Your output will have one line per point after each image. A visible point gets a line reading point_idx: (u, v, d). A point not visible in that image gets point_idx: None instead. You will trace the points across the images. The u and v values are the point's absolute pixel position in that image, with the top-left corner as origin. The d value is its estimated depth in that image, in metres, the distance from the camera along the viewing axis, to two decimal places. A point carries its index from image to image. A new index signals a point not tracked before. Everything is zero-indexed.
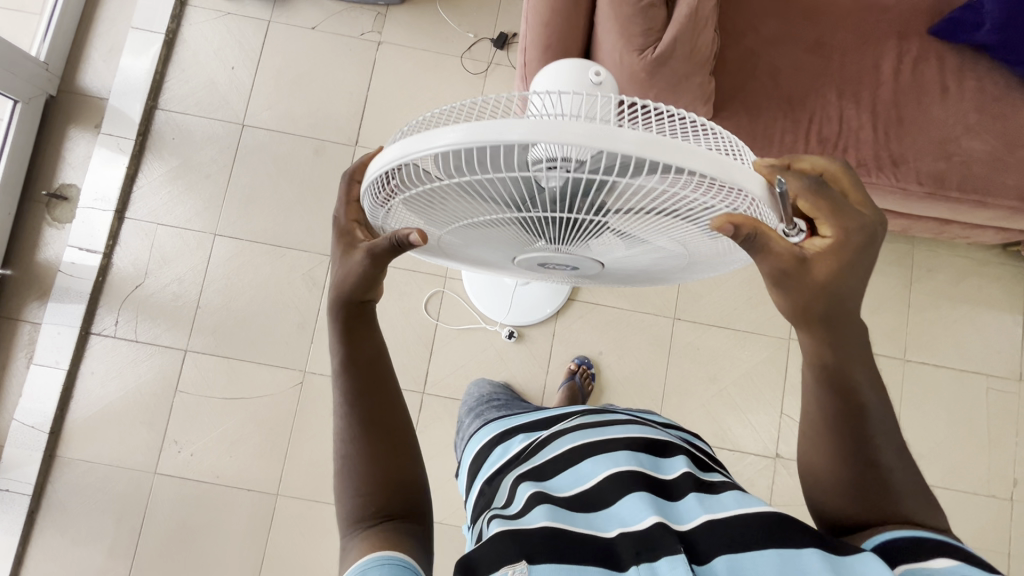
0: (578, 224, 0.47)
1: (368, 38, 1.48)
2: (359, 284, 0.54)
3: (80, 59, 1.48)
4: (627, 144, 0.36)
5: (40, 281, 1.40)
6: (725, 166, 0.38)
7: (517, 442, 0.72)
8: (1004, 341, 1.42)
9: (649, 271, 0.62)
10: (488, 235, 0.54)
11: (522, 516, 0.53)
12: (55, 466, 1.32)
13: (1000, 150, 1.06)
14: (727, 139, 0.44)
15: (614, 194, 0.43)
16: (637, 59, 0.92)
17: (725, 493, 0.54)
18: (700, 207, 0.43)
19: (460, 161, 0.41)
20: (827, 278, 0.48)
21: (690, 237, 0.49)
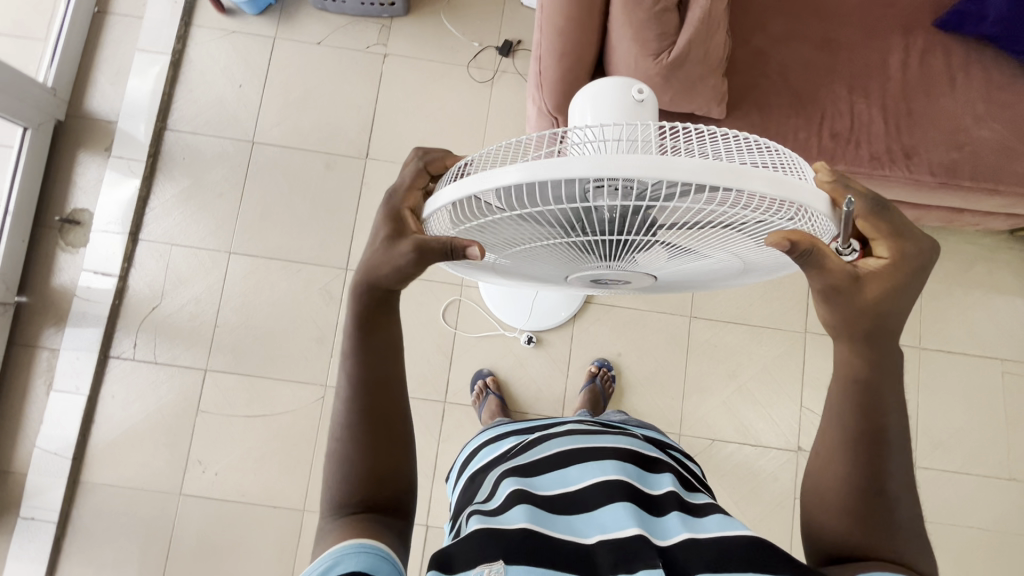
0: (632, 244, 0.48)
1: (374, 51, 1.49)
2: (396, 274, 0.53)
3: (86, 83, 1.48)
4: (684, 171, 0.37)
5: (56, 306, 1.40)
6: (781, 183, 0.39)
7: (506, 442, 0.77)
8: (1015, 325, 1.44)
9: (696, 278, 0.62)
10: (540, 257, 0.55)
11: (501, 513, 0.57)
12: (79, 492, 1.32)
13: (1010, 138, 1.08)
14: (783, 154, 0.44)
15: (669, 216, 0.43)
16: (652, 64, 0.93)
17: (708, 516, 0.58)
18: (755, 223, 0.44)
19: (516, 196, 0.42)
20: (877, 297, 0.50)
21: (741, 247, 0.50)
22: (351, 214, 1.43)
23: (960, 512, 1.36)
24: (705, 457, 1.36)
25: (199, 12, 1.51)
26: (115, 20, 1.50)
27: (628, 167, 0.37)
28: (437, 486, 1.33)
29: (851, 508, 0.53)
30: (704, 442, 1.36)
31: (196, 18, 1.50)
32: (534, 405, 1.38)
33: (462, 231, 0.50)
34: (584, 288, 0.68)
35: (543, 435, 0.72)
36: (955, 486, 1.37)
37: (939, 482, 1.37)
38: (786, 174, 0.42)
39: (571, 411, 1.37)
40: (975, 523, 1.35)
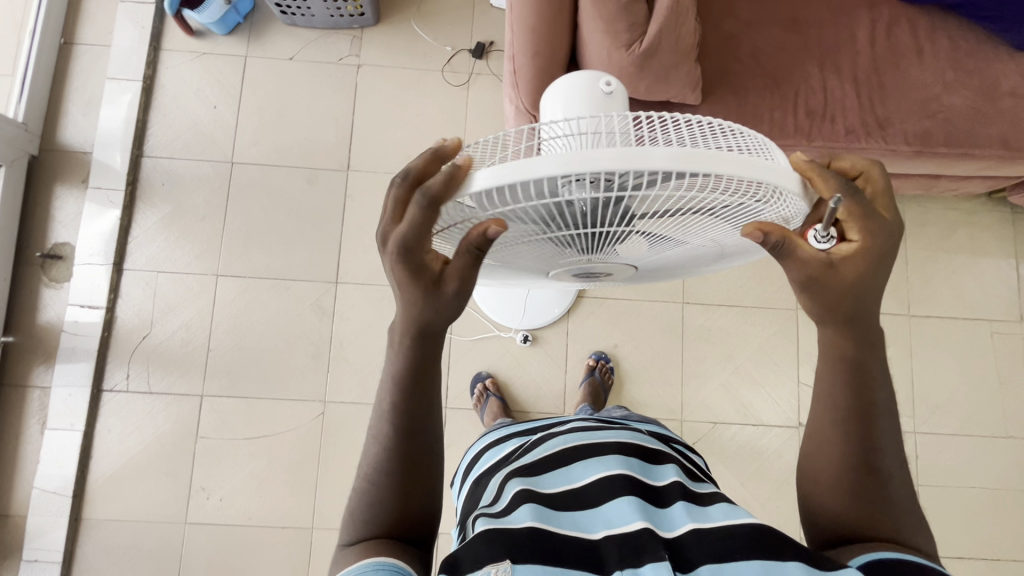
0: (611, 237, 0.49)
1: (347, 62, 1.49)
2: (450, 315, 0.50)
3: (57, 116, 1.46)
4: (654, 160, 0.38)
5: (44, 344, 1.38)
6: (750, 165, 0.40)
7: (508, 444, 0.78)
8: (1001, 286, 1.46)
9: (678, 265, 0.63)
10: (521, 255, 0.55)
11: (508, 513, 0.57)
12: (82, 529, 1.30)
13: (979, 102, 1.10)
14: (749, 136, 0.45)
15: (644, 206, 0.44)
16: (625, 55, 0.94)
17: (713, 505, 0.59)
18: (728, 205, 0.45)
19: (492, 197, 0.42)
20: (852, 281, 0.50)
21: (719, 231, 0.51)
22: (337, 227, 1.42)
23: (961, 474, 1.38)
24: (708, 441, 1.37)
25: (167, 36, 1.49)
26: (82, 50, 1.48)
27: (599, 160, 0.37)
28: (445, 492, 1.32)
29: (843, 482, 0.55)
30: (706, 426, 1.37)
31: (164, 42, 1.49)
32: (536, 403, 1.38)
33: (441, 235, 0.51)
34: (568, 282, 0.69)
35: (545, 435, 0.72)
36: (955, 448, 1.39)
37: (938, 446, 1.39)
38: (754, 156, 0.43)
39: (572, 407, 1.37)
40: (976, 483, 1.38)
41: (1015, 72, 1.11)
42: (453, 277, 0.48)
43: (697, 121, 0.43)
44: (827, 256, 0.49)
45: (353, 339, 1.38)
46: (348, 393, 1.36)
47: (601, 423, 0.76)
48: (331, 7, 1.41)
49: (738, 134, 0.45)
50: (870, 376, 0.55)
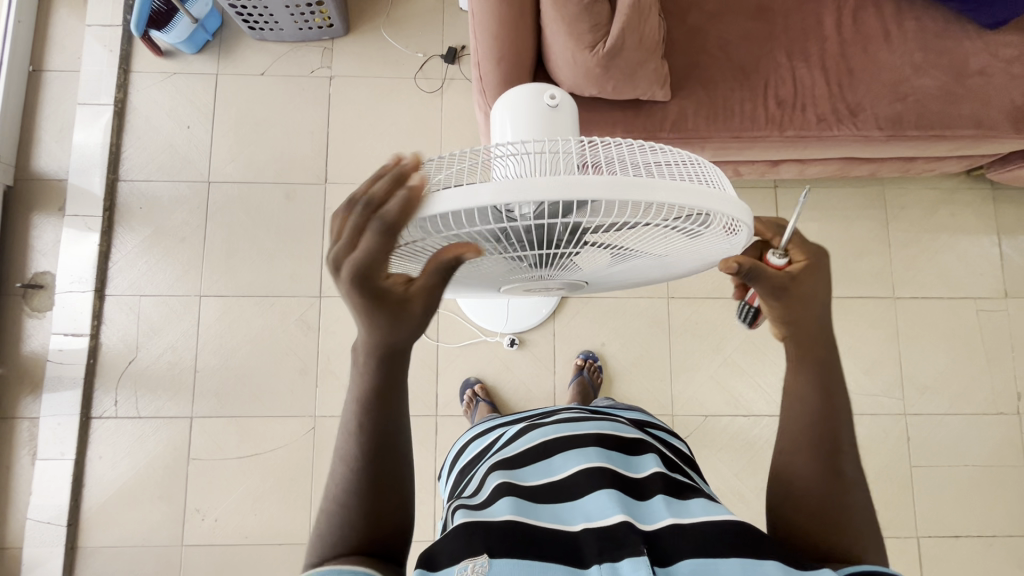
0: (560, 255, 0.49)
1: (319, 75, 1.48)
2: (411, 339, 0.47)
3: (31, 144, 1.45)
4: (589, 189, 0.37)
5: (30, 374, 1.37)
6: (687, 192, 0.39)
7: (493, 433, 0.79)
8: (984, 263, 1.46)
9: (636, 277, 0.63)
10: (475, 273, 0.55)
11: (487, 505, 0.57)
12: (79, 558, 1.30)
13: (950, 83, 1.09)
14: (690, 157, 0.45)
15: (589, 228, 0.44)
16: (589, 56, 0.94)
17: (692, 498, 0.58)
18: (670, 225, 0.45)
19: (435, 224, 0.42)
20: (810, 295, 0.55)
21: (669, 245, 0.51)
22: (318, 241, 1.41)
23: (954, 454, 1.38)
24: (700, 434, 1.37)
25: (136, 57, 1.48)
26: (51, 76, 1.47)
27: (536, 189, 0.37)
28: (440, 499, 1.32)
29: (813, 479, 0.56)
30: (697, 419, 1.37)
31: (134, 64, 1.48)
32: (526, 406, 1.38)
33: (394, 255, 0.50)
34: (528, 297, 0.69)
35: (528, 425, 0.73)
36: (946, 427, 1.40)
37: (930, 426, 1.39)
38: (694, 179, 0.42)
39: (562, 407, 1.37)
40: (969, 460, 1.38)
41: (984, 51, 1.11)
42: (419, 297, 0.44)
43: (634, 143, 0.43)
44: (788, 272, 0.55)
45: (340, 352, 1.38)
46: (339, 406, 1.36)
47: (586, 413, 0.77)
48: (298, 20, 1.40)
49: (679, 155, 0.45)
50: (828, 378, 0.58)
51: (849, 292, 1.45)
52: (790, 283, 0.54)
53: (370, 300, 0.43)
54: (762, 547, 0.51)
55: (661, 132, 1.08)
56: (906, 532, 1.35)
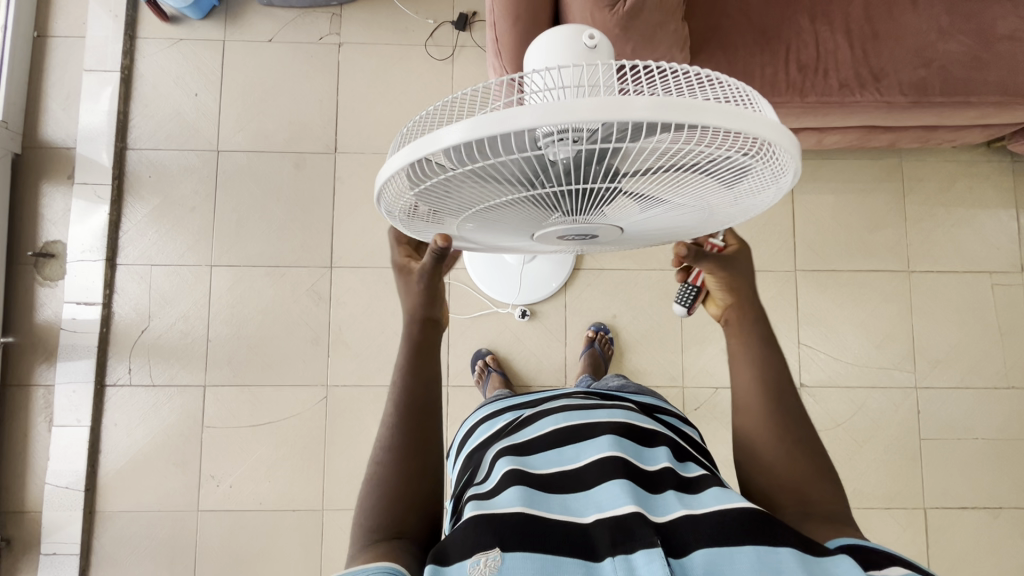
0: (593, 194, 0.47)
1: (328, 41, 1.45)
2: (424, 305, 0.59)
3: (38, 112, 1.43)
4: (637, 108, 0.36)
5: (44, 342, 1.38)
6: (737, 116, 0.38)
7: (502, 419, 0.78)
8: (1002, 237, 1.45)
9: (665, 230, 0.62)
10: (502, 217, 0.53)
11: (496, 495, 0.57)
12: (97, 522, 1.32)
13: (976, 48, 1.07)
14: (734, 87, 0.43)
15: (630, 160, 0.43)
16: (608, 16, 0.91)
17: (706, 491, 0.58)
18: (714, 159, 0.43)
19: (468, 153, 0.41)
20: (743, 271, 0.65)
21: (709, 190, 0.49)
22: (328, 211, 1.41)
23: (963, 426, 1.39)
24: (710, 406, 1.37)
25: (142, 24, 1.45)
26: (56, 43, 1.45)
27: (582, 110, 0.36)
28: None
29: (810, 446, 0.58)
30: (708, 392, 1.38)
31: (140, 30, 1.45)
32: (537, 377, 1.39)
33: (419, 193, 0.48)
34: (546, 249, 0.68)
35: (535, 414, 0.73)
36: (956, 401, 1.39)
37: (940, 399, 1.39)
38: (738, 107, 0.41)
39: (573, 379, 1.38)
40: (979, 434, 1.38)
41: (1013, 14, 1.08)
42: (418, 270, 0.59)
43: (679, 70, 0.42)
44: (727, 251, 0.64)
45: (351, 322, 1.38)
46: (350, 376, 1.37)
47: (595, 398, 0.76)
48: None
49: (722, 86, 0.43)
50: (769, 336, 0.66)
51: (863, 265, 1.44)
52: (732, 260, 0.64)
53: (401, 280, 0.61)
54: (778, 533, 0.51)
55: None
56: (914, 502, 1.36)
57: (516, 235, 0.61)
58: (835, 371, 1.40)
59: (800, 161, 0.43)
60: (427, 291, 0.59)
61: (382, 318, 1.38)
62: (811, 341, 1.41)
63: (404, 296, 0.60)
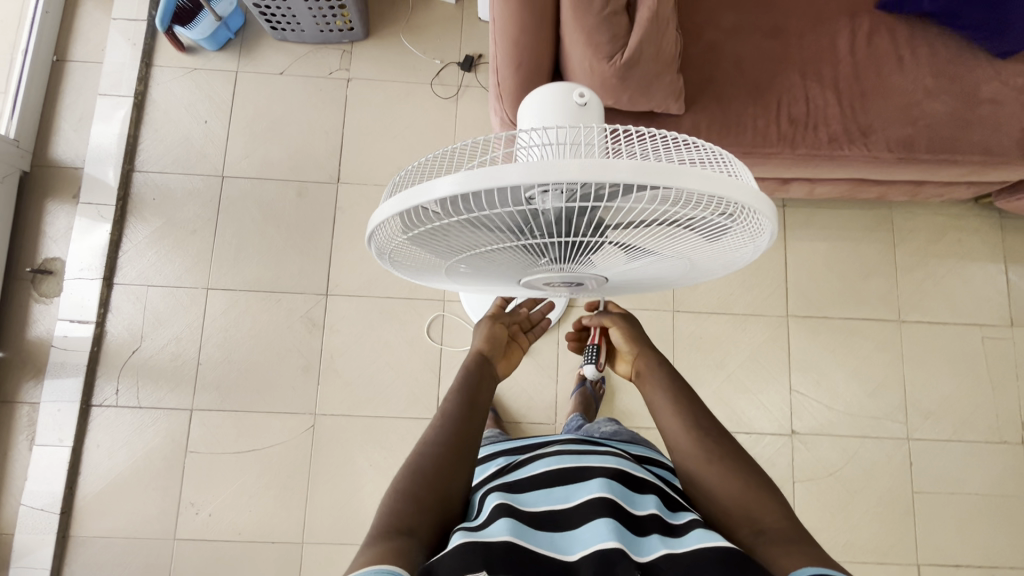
0: (579, 246, 0.48)
1: (337, 76, 1.50)
2: (488, 347, 0.76)
3: (49, 132, 1.46)
4: (619, 171, 0.38)
5: (33, 359, 1.37)
6: (715, 180, 0.39)
7: (494, 463, 0.77)
8: (991, 290, 1.47)
9: (652, 279, 0.63)
10: (490, 263, 0.54)
11: (484, 526, 0.57)
12: (70, 547, 1.29)
13: (960, 109, 1.11)
14: (714, 150, 0.45)
15: (614, 215, 0.44)
16: (606, 67, 0.95)
17: (690, 531, 0.58)
18: (698, 219, 0.45)
19: (460, 204, 0.42)
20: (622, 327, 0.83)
21: (693, 244, 0.51)
22: (327, 240, 1.42)
23: (956, 480, 1.37)
24: None
25: (159, 52, 1.51)
26: (74, 67, 1.49)
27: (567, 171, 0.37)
28: None
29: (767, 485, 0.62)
30: None
31: (156, 58, 1.50)
32: (527, 414, 1.38)
33: (410, 238, 0.49)
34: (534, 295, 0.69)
35: (530, 457, 0.73)
36: (949, 453, 1.38)
37: (932, 452, 1.38)
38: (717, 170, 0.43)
39: (564, 417, 1.37)
40: (972, 488, 1.37)
41: (995, 78, 1.12)
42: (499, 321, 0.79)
43: (662, 134, 0.44)
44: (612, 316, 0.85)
45: (343, 350, 1.38)
46: (339, 406, 1.36)
47: (585, 443, 0.76)
48: (320, 22, 1.42)
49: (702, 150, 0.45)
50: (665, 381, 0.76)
51: (854, 312, 1.45)
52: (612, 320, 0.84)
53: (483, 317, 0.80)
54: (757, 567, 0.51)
55: None
56: (907, 558, 1.33)
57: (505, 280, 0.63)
58: (827, 419, 1.39)
59: (777, 223, 0.45)
60: (489, 334, 0.77)
61: (375, 347, 1.39)
62: (802, 388, 1.41)
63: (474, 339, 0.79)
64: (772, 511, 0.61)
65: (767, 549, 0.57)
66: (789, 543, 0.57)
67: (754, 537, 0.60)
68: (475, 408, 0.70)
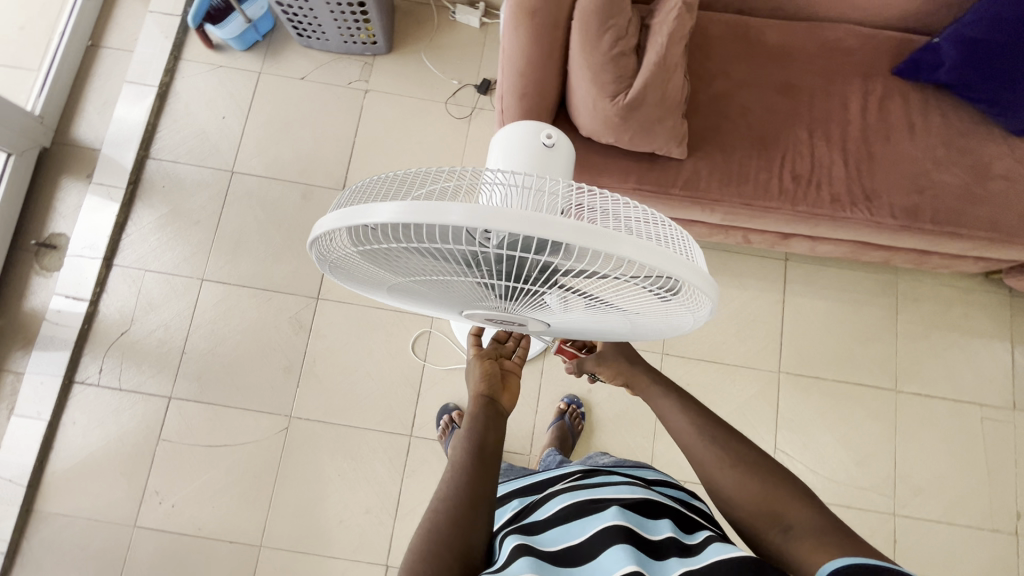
0: (521, 289, 0.49)
1: (356, 86, 1.53)
2: (485, 386, 0.73)
3: (74, 113, 1.51)
4: (560, 229, 0.37)
5: (26, 329, 1.40)
6: (653, 253, 0.40)
7: (506, 505, 0.74)
8: (994, 369, 1.42)
9: (600, 330, 0.63)
10: (437, 287, 0.54)
11: (505, 568, 0.55)
12: (32, 521, 1.29)
13: (970, 183, 1.08)
14: (664, 220, 0.46)
15: (557, 267, 0.44)
16: (609, 105, 0.96)
17: (707, 548, 0.57)
18: (635, 282, 0.45)
19: (403, 231, 0.42)
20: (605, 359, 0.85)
21: (635, 304, 0.51)
22: None
23: (943, 565, 1.30)
24: None
25: (188, 47, 1.56)
26: (106, 53, 1.55)
27: (507, 219, 0.37)
28: (401, 524, 1.28)
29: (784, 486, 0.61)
30: None
31: (184, 53, 1.55)
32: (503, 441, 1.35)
33: (356, 251, 0.49)
34: (486, 326, 0.70)
35: (542, 497, 0.69)
36: (936, 536, 1.32)
37: (920, 532, 1.32)
38: (662, 243, 0.43)
39: (540, 449, 1.34)
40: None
41: (1008, 156, 1.10)
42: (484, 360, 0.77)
43: (617, 198, 0.44)
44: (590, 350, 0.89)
45: (327, 355, 1.38)
46: (316, 411, 1.35)
47: (595, 472, 0.73)
48: (345, 33, 1.45)
49: (654, 217, 0.46)
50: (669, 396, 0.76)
51: (849, 377, 1.41)
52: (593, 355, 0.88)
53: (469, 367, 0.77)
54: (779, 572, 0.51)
55: (672, 190, 1.08)
56: None
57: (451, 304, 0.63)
58: (811, 485, 1.34)
59: (715, 301, 0.46)
60: (486, 372, 0.74)
61: (358, 356, 1.38)
62: (787, 447, 1.36)
63: (472, 383, 0.75)
64: (796, 504, 0.59)
65: (799, 547, 0.56)
66: (821, 536, 0.55)
67: (784, 537, 0.58)
68: (485, 449, 0.65)
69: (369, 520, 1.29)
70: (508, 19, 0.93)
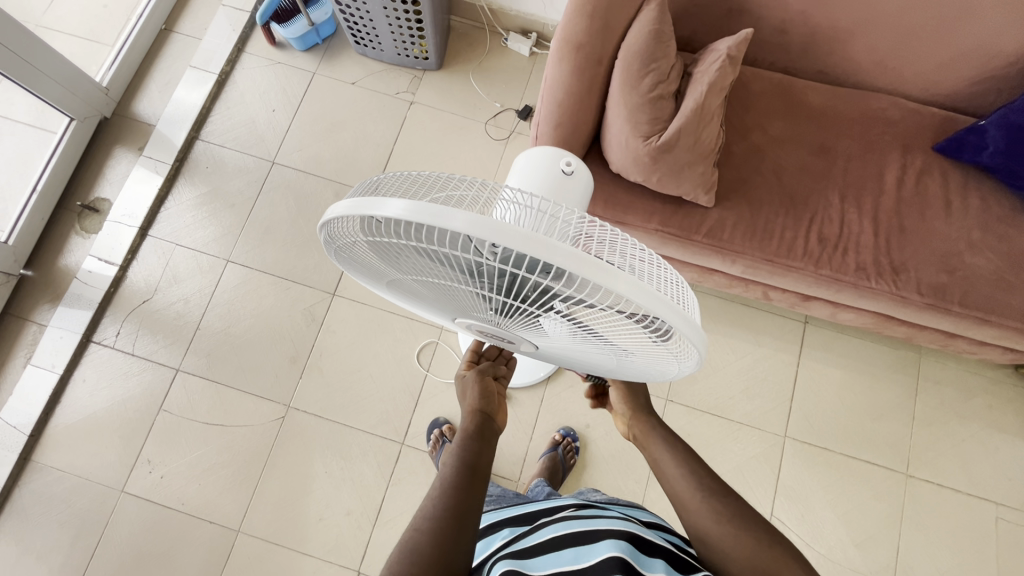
0: (516, 306, 0.49)
1: (402, 97, 1.58)
2: (478, 400, 0.73)
3: (138, 90, 1.60)
4: (557, 254, 0.37)
5: (56, 285, 1.45)
6: (646, 292, 0.40)
7: (499, 533, 0.72)
8: (1014, 467, 1.35)
9: (588, 360, 0.63)
10: (437, 290, 0.55)
11: None
12: (27, 470, 1.32)
13: (1004, 269, 1.05)
14: (666, 267, 0.46)
15: (553, 291, 0.45)
16: (641, 144, 0.97)
17: None
18: (625, 319, 0.45)
19: (411, 229, 0.43)
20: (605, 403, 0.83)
21: (622, 340, 0.51)
22: None
23: None
24: None
25: (252, 41, 1.64)
26: (177, 38, 1.65)
27: (506, 234, 0.38)
28: (378, 532, 1.27)
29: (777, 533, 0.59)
30: None
31: (249, 46, 1.64)
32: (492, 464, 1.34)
33: (364, 240, 0.50)
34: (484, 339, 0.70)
35: (535, 525, 0.67)
36: None
37: None
38: (658, 286, 0.43)
39: (528, 478, 1.32)
40: None
41: None
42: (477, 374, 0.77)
43: (623, 235, 0.45)
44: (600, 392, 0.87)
45: (333, 351, 1.40)
46: (314, 405, 1.36)
47: (592, 507, 0.71)
48: (399, 46, 1.51)
49: (658, 261, 0.46)
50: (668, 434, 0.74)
51: (858, 453, 1.36)
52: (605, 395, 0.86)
53: (462, 384, 0.77)
54: None
55: (694, 236, 1.08)
56: None
57: (447, 310, 0.63)
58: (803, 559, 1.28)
59: (704, 352, 0.45)
60: (481, 390, 0.74)
61: (363, 357, 1.40)
62: (785, 517, 1.31)
63: (467, 399, 0.75)
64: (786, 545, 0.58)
65: None
66: None
67: None
68: (476, 472, 0.64)
69: (349, 522, 1.28)
70: (554, 50, 0.96)
